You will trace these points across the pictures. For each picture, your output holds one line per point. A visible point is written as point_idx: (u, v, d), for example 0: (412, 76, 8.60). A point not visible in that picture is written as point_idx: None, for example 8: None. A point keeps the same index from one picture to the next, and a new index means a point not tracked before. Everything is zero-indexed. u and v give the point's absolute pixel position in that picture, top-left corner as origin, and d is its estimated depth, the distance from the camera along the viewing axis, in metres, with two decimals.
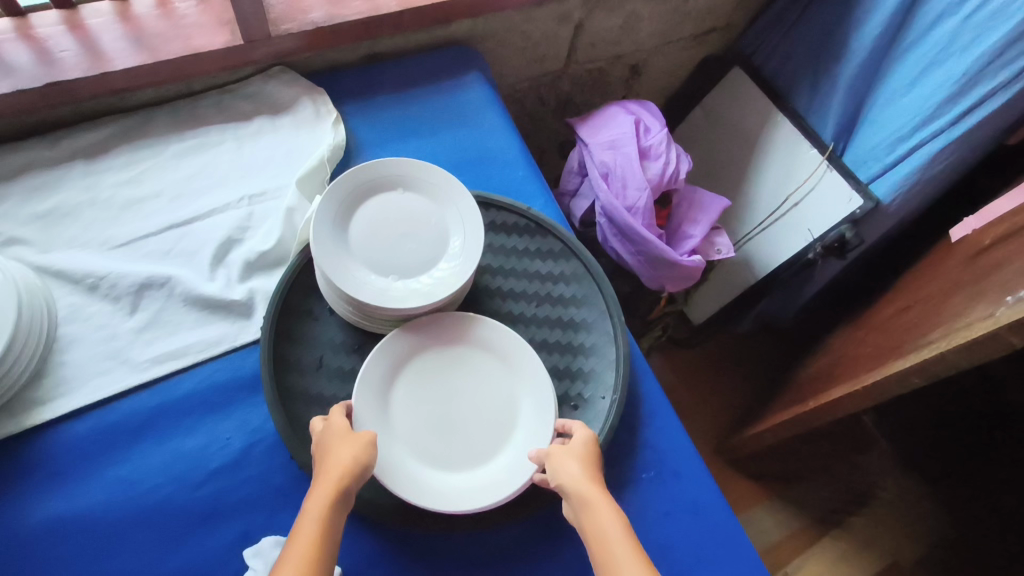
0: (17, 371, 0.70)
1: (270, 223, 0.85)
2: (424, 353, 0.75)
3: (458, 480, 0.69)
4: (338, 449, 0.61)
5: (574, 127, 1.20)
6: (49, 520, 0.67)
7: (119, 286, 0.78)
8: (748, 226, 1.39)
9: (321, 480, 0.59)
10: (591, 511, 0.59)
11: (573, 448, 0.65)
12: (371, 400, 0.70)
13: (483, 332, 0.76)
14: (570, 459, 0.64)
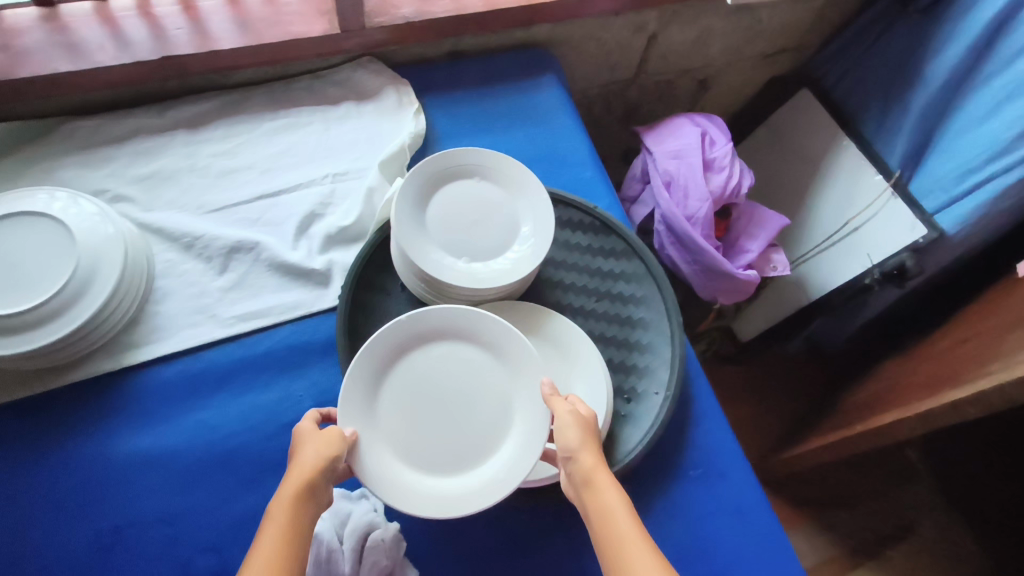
0: (117, 316, 0.76)
1: (351, 201, 0.90)
2: (414, 348, 0.70)
3: (452, 482, 0.66)
4: (317, 446, 0.59)
5: (640, 134, 1.22)
6: (138, 453, 0.73)
7: (211, 248, 0.84)
8: (806, 247, 1.39)
9: (296, 474, 0.57)
10: (592, 488, 0.59)
11: (575, 421, 0.62)
12: (357, 402, 0.65)
13: (472, 322, 0.70)
14: (573, 428, 0.62)
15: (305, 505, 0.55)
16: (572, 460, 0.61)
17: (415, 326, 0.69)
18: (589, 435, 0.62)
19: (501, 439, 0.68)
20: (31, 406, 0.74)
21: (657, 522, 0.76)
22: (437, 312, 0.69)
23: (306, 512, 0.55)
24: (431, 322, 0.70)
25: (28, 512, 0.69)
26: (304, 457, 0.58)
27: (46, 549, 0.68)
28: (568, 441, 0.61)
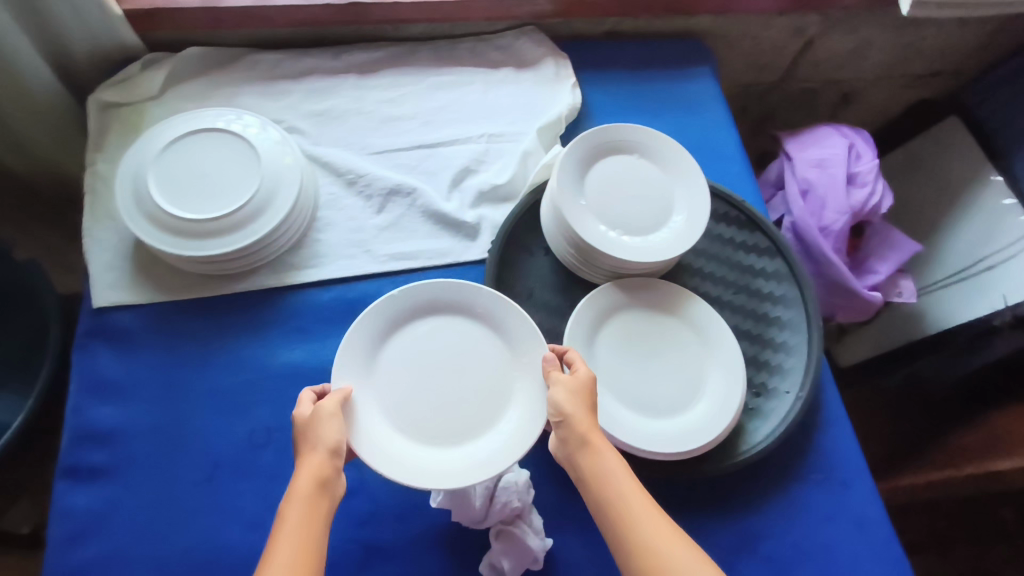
0: (286, 238, 0.81)
1: (505, 162, 0.92)
2: (410, 319, 0.73)
3: (451, 455, 0.67)
4: (326, 434, 0.59)
5: (781, 138, 1.19)
6: (292, 364, 0.78)
7: (373, 187, 0.88)
8: (931, 277, 1.31)
9: (308, 469, 0.57)
10: (590, 453, 0.60)
11: (575, 388, 0.63)
12: (354, 368, 0.68)
13: (469, 296, 0.73)
14: (572, 394, 0.63)
15: (320, 494, 0.55)
16: (571, 427, 0.61)
17: (410, 298, 0.72)
18: (587, 402, 0.63)
19: (501, 412, 0.69)
20: (201, 305, 0.79)
21: (775, 517, 0.77)
22: (435, 285, 0.73)
23: (322, 504, 0.55)
24: (429, 294, 0.73)
25: (192, 402, 0.74)
26: (316, 448, 0.58)
27: (207, 438, 0.73)
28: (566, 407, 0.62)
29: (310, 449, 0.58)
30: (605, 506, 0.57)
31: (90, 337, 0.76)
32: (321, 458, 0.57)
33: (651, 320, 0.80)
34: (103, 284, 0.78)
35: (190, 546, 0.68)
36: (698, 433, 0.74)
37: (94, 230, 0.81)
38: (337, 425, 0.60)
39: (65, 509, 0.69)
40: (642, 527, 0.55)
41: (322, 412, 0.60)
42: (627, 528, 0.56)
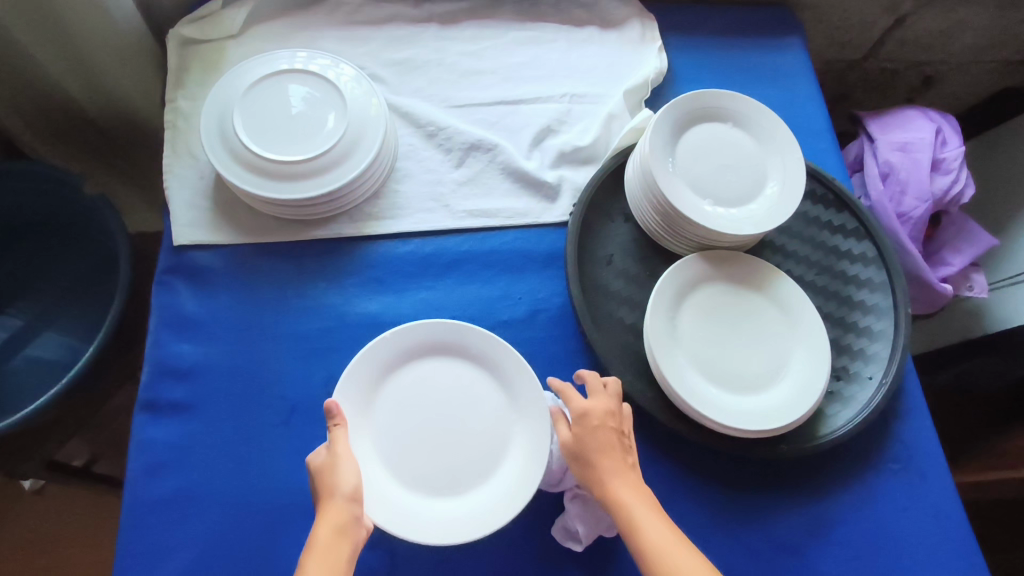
0: (367, 186, 0.80)
1: (587, 124, 0.89)
2: (406, 359, 0.71)
3: (443, 505, 0.66)
4: (343, 478, 0.60)
5: (862, 119, 1.13)
6: (367, 315, 0.77)
7: (453, 140, 0.86)
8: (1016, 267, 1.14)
9: (329, 513, 0.58)
10: (609, 488, 0.62)
11: (595, 422, 0.64)
12: (353, 411, 0.67)
13: (467, 337, 0.72)
14: (593, 427, 0.64)
15: (341, 538, 0.57)
16: (592, 463, 0.63)
17: (408, 337, 0.71)
18: (609, 436, 0.64)
19: (497, 460, 0.68)
20: (280, 250, 0.79)
21: (849, 503, 0.74)
22: (433, 325, 0.71)
23: (345, 545, 0.57)
24: (425, 333, 0.72)
25: (271, 344, 0.75)
26: (333, 494, 0.59)
27: (284, 381, 0.73)
28: (588, 442, 0.64)
29: (329, 494, 0.59)
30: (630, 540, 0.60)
31: (170, 274, 0.77)
32: (340, 503, 0.59)
33: (735, 294, 0.78)
34: (183, 222, 0.78)
35: (267, 486, 0.69)
36: (781, 413, 0.72)
37: (176, 168, 0.80)
38: (353, 469, 0.61)
39: (145, 441, 0.70)
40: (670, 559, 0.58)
41: (337, 454, 0.61)
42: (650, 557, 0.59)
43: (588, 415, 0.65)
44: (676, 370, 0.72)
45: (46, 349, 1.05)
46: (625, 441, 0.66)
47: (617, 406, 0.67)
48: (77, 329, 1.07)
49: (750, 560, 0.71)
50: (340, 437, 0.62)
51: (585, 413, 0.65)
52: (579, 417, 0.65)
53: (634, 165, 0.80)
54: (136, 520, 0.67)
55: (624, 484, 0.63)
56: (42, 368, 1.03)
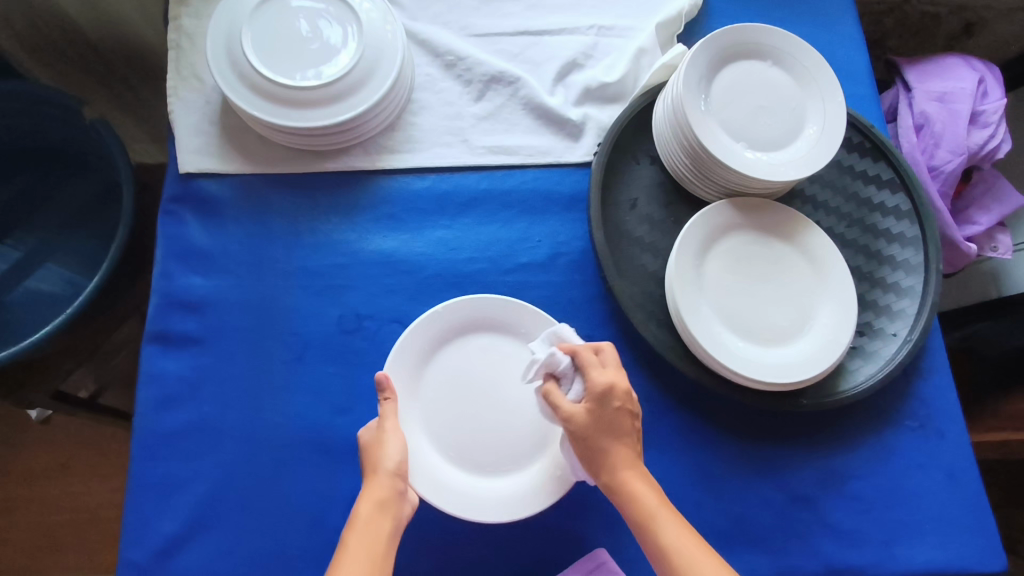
0: (383, 117, 0.76)
1: (615, 59, 0.84)
2: (456, 336, 0.70)
3: (487, 484, 0.66)
4: (388, 454, 0.60)
5: (899, 66, 1.06)
6: (381, 253, 0.74)
7: (473, 72, 0.81)
8: None
9: (373, 488, 0.58)
10: (619, 474, 0.61)
11: (618, 403, 0.60)
12: (401, 382, 0.67)
13: (512, 313, 0.70)
14: (612, 408, 0.60)
15: (383, 513, 0.57)
16: (600, 446, 0.60)
17: (454, 312, 0.70)
18: (626, 420, 0.61)
19: (538, 444, 0.68)
20: (289, 181, 0.75)
21: (865, 458, 0.74)
22: (477, 300, 0.70)
23: (387, 521, 0.57)
24: (472, 309, 0.70)
25: (282, 279, 0.72)
26: (377, 469, 0.59)
27: (296, 316, 0.71)
28: (603, 425, 0.60)
29: (373, 469, 0.59)
30: (636, 514, 0.59)
31: (177, 203, 0.73)
32: (384, 479, 0.59)
33: (766, 244, 0.75)
34: (190, 148, 0.74)
35: (279, 422, 0.67)
36: (804, 365, 0.70)
37: (181, 90, 0.76)
38: (399, 446, 0.60)
39: (154, 372, 0.68)
40: (667, 531, 0.58)
41: (385, 430, 0.61)
42: (654, 537, 0.58)
43: (612, 395, 0.60)
44: (699, 319, 0.70)
45: (45, 282, 1.02)
46: (636, 425, 0.62)
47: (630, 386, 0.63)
48: (77, 261, 1.04)
49: (762, 510, 0.71)
50: (390, 412, 0.62)
51: (609, 391, 0.60)
52: (601, 397, 0.60)
53: (664, 103, 0.76)
54: (148, 452, 0.66)
55: (630, 464, 0.61)
56: (42, 300, 1.01)
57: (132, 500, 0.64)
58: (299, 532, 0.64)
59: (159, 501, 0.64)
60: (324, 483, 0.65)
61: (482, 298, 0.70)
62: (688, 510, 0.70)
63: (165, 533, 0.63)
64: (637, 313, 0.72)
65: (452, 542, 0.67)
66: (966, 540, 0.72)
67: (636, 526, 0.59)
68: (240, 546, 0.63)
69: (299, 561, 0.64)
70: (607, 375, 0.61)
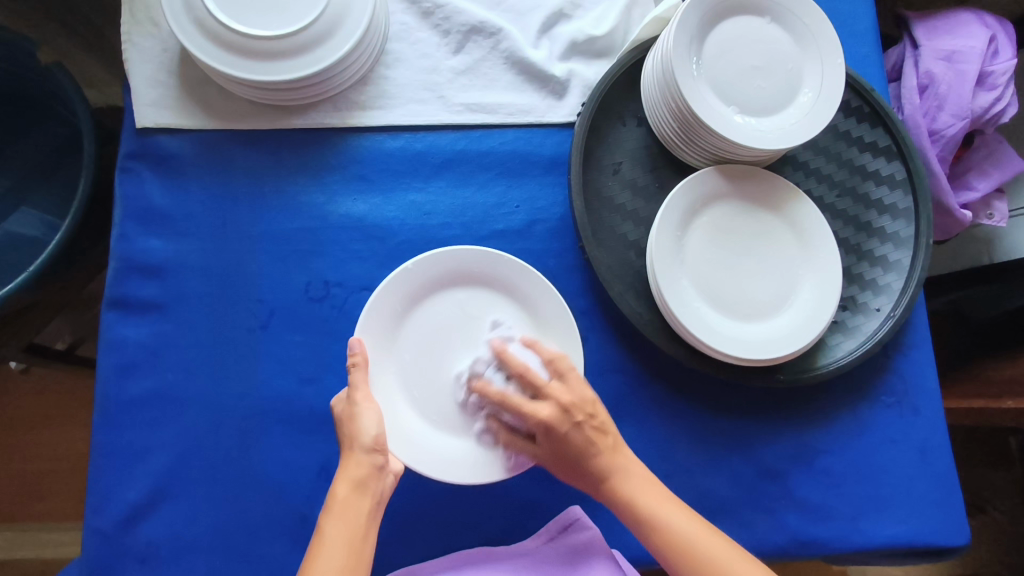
0: (352, 71, 0.71)
1: (605, 10, 0.79)
2: (433, 292, 0.68)
3: (463, 444, 0.65)
4: (363, 429, 0.58)
5: (909, 21, 0.99)
6: (351, 216, 0.71)
7: (451, 21, 0.76)
8: None
9: (350, 466, 0.57)
10: (609, 484, 0.61)
11: (564, 433, 0.59)
12: (372, 344, 0.65)
13: (489, 265, 0.68)
14: (563, 437, 0.59)
15: (361, 493, 0.56)
16: (575, 463, 0.61)
17: (425, 270, 0.67)
18: (583, 434, 0.60)
19: None
20: (254, 137, 0.71)
21: (838, 433, 0.74)
22: (456, 252, 0.67)
23: (366, 500, 0.56)
24: (446, 264, 0.67)
25: (248, 244, 0.70)
26: (353, 445, 0.58)
27: (263, 283, 0.69)
28: (571, 451, 0.60)
29: (350, 446, 0.58)
30: (637, 520, 0.59)
31: (133, 160, 0.70)
32: (361, 456, 0.57)
33: (751, 215, 0.72)
34: (146, 102, 0.70)
35: (244, 391, 0.67)
36: (783, 342, 0.69)
37: (135, 36, 0.71)
38: (374, 419, 0.58)
39: (116, 339, 0.67)
40: (663, 517, 0.59)
41: (357, 403, 0.59)
42: (660, 535, 0.58)
43: (555, 428, 0.59)
44: (678, 292, 0.68)
45: (26, 225, 0.99)
46: (598, 424, 0.60)
47: (573, 397, 0.60)
48: (60, 206, 1.01)
49: (732, 484, 0.71)
50: (360, 382, 0.59)
51: (549, 426, 0.59)
52: (546, 434, 0.60)
53: (654, 62, 0.71)
54: (110, 419, 0.65)
55: (611, 469, 0.60)
56: (24, 244, 0.98)
57: (97, 467, 0.65)
58: (265, 499, 0.65)
59: (124, 468, 0.65)
60: (292, 450, 0.66)
61: (459, 254, 0.67)
62: (657, 483, 0.71)
63: (132, 500, 0.64)
64: (614, 285, 0.70)
65: (420, 510, 0.68)
66: (933, 514, 0.72)
67: (642, 530, 0.59)
68: (210, 512, 0.65)
69: (268, 526, 0.65)
70: (538, 411, 0.59)
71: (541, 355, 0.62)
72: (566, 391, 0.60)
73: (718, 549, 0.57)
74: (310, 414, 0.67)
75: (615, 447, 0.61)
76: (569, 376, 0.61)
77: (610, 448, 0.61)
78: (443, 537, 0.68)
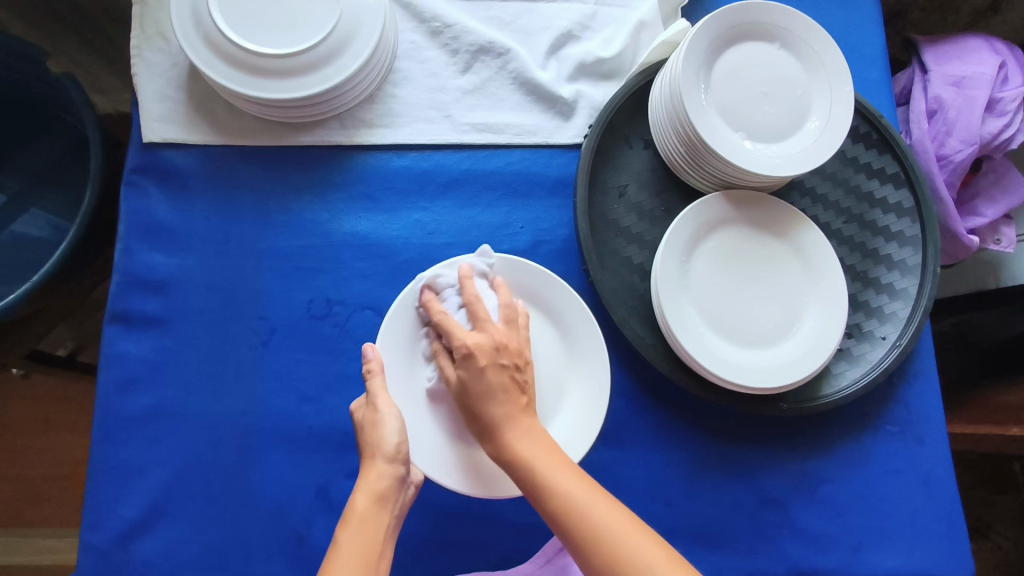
0: (360, 88, 0.71)
1: (615, 32, 0.79)
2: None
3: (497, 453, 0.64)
4: (386, 436, 0.56)
5: (918, 45, 0.99)
6: (356, 233, 0.71)
7: (460, 41, 0.76)
8: None
9: (371, 477, 0.55)
10: (504, 441, 0.55)
11: (482, 365, 0.55)
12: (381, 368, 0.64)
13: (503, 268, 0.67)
14: (478, 370, 0.55)
15: (381, 506, 0.54)
16: (477, 410, 0.55)
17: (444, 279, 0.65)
18: (501, 378, 0.56)
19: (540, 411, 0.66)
20: (261, 153, 0.72)
21: (841, 463, 0.73)
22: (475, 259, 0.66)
23: (385, 515, 0.54)
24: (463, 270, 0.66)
25: (250, 259, 0.69)
26: (376, 454, 0.56)
27: (266, 300, 0.69)
28: (477, 390, 0.55)
29: (370, 454, 0.56)
30: (532, 485, 0.53)
31: (140, 173, 0.70)
32: (382, 465, 0.56)
33: (757, 240, 0.72)
34: (154, 116, 0.70)
35: (244, 408, 0.66)
36: (784, 371, 0.68)
37: (144, 51, 0.71)
38: (395, 427, 0.57)
39: (116, 354, 0.66)
40: (554, 483, 0.53)
41: (379, 409, 0.58)
42: (548, 499, 0.52)
43: (475, 357, 0.56)
44: (680, 318, 0.68)
45: (33, 227, 0.99)
46: (519, 377, 0.57)
47: (510, 341, 0.58)
48: (66, 208, 1.02)
49: (732, 512, 0.71)
50: (378, 388, 0.58)
51: (470, 353, 0.56)
52: (464, 360, 0.56)
53: (661, 86, 0.71)
54: (110, 434, 0.65)
55: (513, 427, 0.55)
56: (30, 247, 0.98)
57: (95, 483, 0.64)
58: (263, 519, 0.65)
59: (121, 484, 0.64)
60: (290, 469, 0.66)
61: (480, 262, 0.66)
62: (658, 510, 0.70)
63: (128, 517, 0.64)
64: (618, 309, 0.69)
65: (418, 531, 0.67)
66: (936, 545, 0.71)
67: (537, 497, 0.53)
68: (206, 531, 0.64)
69: (264, 546, 0.64)
70: (469, 338, 0.56)
71: (500, 297, 0.61)
72: (505, 333, 0.58)
73: (607, 513, 0.51)
74: (309, 434, 0.66)
75: (527, 408, 0.57)
76: (515, 325, 0.59)
77: (521, 407, 0.56)
78: (440, 560, 0.67)
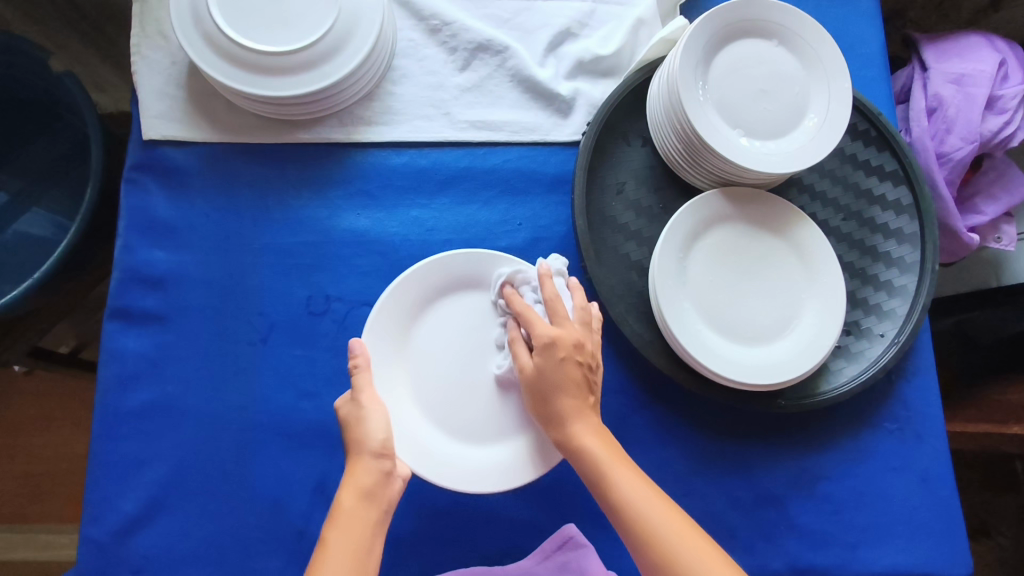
0: (358, 86, 0.71)
1: (613, 29, 0.79)
2: (437, 311, 0.68)
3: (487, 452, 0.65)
4: (371, 433, 0.57)
5: (918, 43, 0.99)
6: (355, 230, 0.71)
7: (459, 39, 0.76)
8: None
9: (359, 474, 0.55)
10: (571, 435, 0.58)
11: (562, 357, 0.58)
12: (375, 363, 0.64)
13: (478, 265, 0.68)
14: (558, 361, 0.58)
15: (369, 502, 0.54)
16: (548, 399, 0.59)
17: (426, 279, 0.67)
18: (575, 372, 0.59)
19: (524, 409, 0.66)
20: (260, 151, 0.72)
21: (839, 459, 0.73)
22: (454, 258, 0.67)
23: (374, 510, 0.54)
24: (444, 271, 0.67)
25: (249, 256, 0.70)
26: (361, 450, 0.56)
27: (265, 296, 0.69)
28: (552, 380, 0.58)
29: (358, 450, 0.56)
30: (597, 479, 0.56)
31: (139, 170, 0.70)
32: (369, 462, 0.56)
33: (754, 237, 0.72)
34: (153, 113, 0.70)
35: (242, 404, 0.67)
36: (782, 368, 0.68)
37: (144, 48, 0.71)
38: (380, 422, 0.58)
39: (116, 349, 0.67)
40: (617, 483, 0.55)
41: (363, 406, 0.58)
42: (611, 495, 0.55)
43: (555, 347, 0.58)
44: (678, 314, 0.68)
45: (35, 225, 1.00)
46: (590, 377, 0.60)
47: (584, 339, 0.60)
48: (67, 206, 1.02)
49: (729, 508, 0.71)
50: (364, 383, 0.59)
51: (551, 343, 0.58)
52: (544, 349, 0.59)
53: (659, 83, 0.71)
54: (109, 428, 0.65)
55: (582, 425, 0.58)
56: (33, 245, 0.99)
57: (94, 477, 0.65)
58: (260, 513, 0.65)
59: (120, 479, 0.65)
60: (289, 464, 0.66)
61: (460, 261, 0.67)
62: None
63: (127, 511, 0.64)
64: (616, 306, 0.70)
65: (416, 526, 0.68)
66: (933, 542, 0.71)
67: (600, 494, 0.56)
68: (204, 525, 0.64)
69: (262, 540, 0.64)
70: (548, 328, 0.59)
71: (577, 299, 0.62)
72: (580, 331, 0.60)
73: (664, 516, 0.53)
74: (307, 429, 0.67)
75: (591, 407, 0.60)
76: (587, 326, 0.61)
77: (587, 405, 0.59)
78: (438, 555, 0.67)
